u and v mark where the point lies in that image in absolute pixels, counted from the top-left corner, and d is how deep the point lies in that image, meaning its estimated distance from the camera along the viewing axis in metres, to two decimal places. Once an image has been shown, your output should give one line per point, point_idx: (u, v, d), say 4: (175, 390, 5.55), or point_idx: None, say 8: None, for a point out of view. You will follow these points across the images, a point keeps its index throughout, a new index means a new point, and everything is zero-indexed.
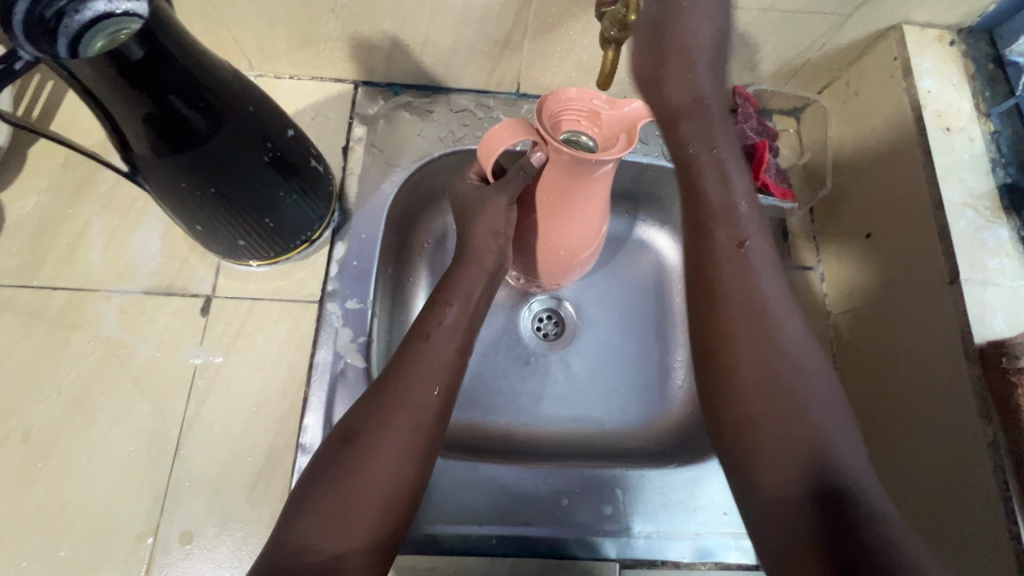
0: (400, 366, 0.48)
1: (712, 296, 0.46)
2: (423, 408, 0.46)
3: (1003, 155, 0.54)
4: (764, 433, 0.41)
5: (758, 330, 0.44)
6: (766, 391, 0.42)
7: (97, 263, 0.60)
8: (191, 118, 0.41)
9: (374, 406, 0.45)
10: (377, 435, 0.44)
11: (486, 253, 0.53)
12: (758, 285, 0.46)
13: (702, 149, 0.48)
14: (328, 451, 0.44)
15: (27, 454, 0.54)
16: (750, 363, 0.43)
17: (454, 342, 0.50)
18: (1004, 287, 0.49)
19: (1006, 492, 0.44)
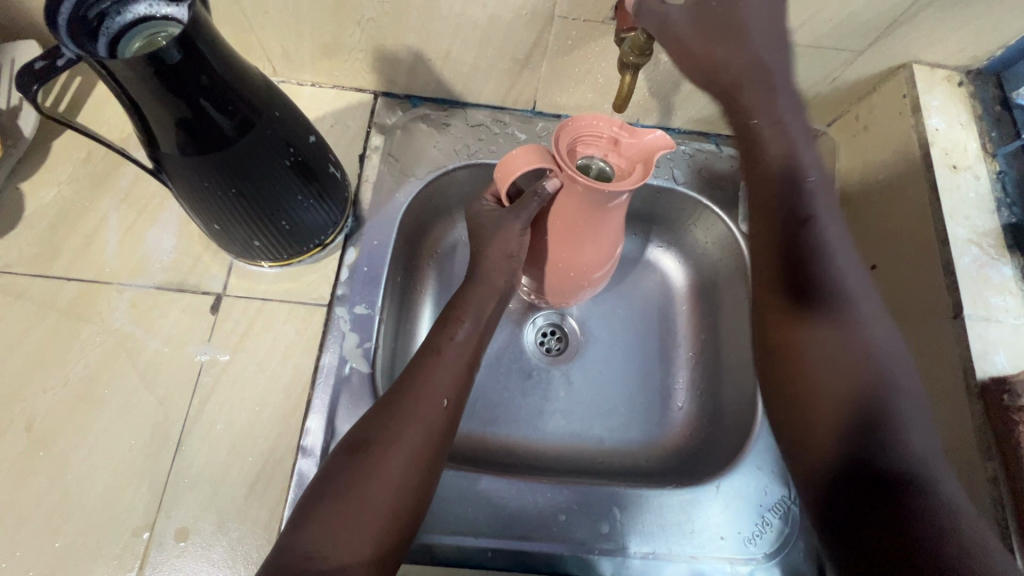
0: (411, 378, 0.48)
1: (780, 269, 0.47)
2: (433, 420, 0.46)
3: (1008, 196, 0.55)
4: (817, 401, 0.43)
5: (829, 332, 0.45)
6: (830, 365, 0.44)
7: (111, 256, 0.61)
8: (219, 120, 0.42)
9: (383, 416, 0.46)
10: (385, 443, 0.44)
11: (497, 274, 0.53)
12: (834, 256, 0.47)
13: (767, 122, 0.47)
14: (334, 461, 0.45)
15: (29, 442, 0.54)
16: (822, 350, 0.44)
17: (465, 354, 0.51)
18: (1007, 324, 0.50)
19: (1005, 529, 0.44)
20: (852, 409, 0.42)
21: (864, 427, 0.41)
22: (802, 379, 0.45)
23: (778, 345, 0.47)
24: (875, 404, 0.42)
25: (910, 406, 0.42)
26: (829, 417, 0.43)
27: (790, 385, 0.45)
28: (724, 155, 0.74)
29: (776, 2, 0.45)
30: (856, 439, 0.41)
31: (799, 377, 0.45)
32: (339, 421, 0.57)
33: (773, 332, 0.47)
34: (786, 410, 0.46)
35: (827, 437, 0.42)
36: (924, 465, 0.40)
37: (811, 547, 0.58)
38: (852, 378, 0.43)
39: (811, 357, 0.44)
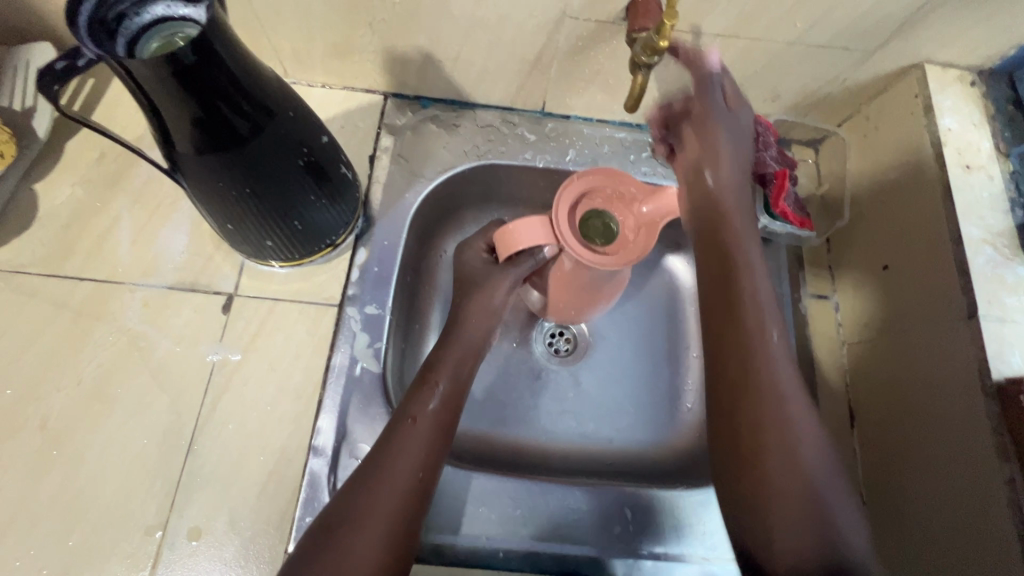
0: (385, 444, 0.48)
1: (733, 344, 0.48)
2: (408, 490, 0.46)
3: (1022, 195, 0.55)
4: (772, 493, 0.43)
5: (775, 421, 0.45)
6: (778, 444, 0.44)
7: (124, 256, 0.61)
8: (235, 121, 0.42)
9: (356, 490, 0.46)
10: (359, 521, 0.44)
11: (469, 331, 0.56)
12: (771, 332, 0.48)
13: (727, 225, 0.52)
14: (308, 541, 0.44)
15: (42, 441, 0.54)
16: (771, 427, 0.45)
17: (435, 415, 0.51)
18: (1022, 324, 0.50)
19: (1022, 530, 0.44)
20: (804, 509, 0.42)
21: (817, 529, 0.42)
22: (753, 467, 0.44)
23: (742, 421, 0.46)
24: (821, 495, 0.43)
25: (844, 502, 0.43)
26: (787, 511, 0.42)
27: (748, 481, 0.45)
28: None
29: (742, 148, 0.55)
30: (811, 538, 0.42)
31: (762, 454, 0.44)
32: (350, 420, 0.57)
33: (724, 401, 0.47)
34: (743, 485, 0.45)
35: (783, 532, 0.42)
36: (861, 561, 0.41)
37: None
38: (799, 469, 0.44)
39: (760, 416, 0.45)
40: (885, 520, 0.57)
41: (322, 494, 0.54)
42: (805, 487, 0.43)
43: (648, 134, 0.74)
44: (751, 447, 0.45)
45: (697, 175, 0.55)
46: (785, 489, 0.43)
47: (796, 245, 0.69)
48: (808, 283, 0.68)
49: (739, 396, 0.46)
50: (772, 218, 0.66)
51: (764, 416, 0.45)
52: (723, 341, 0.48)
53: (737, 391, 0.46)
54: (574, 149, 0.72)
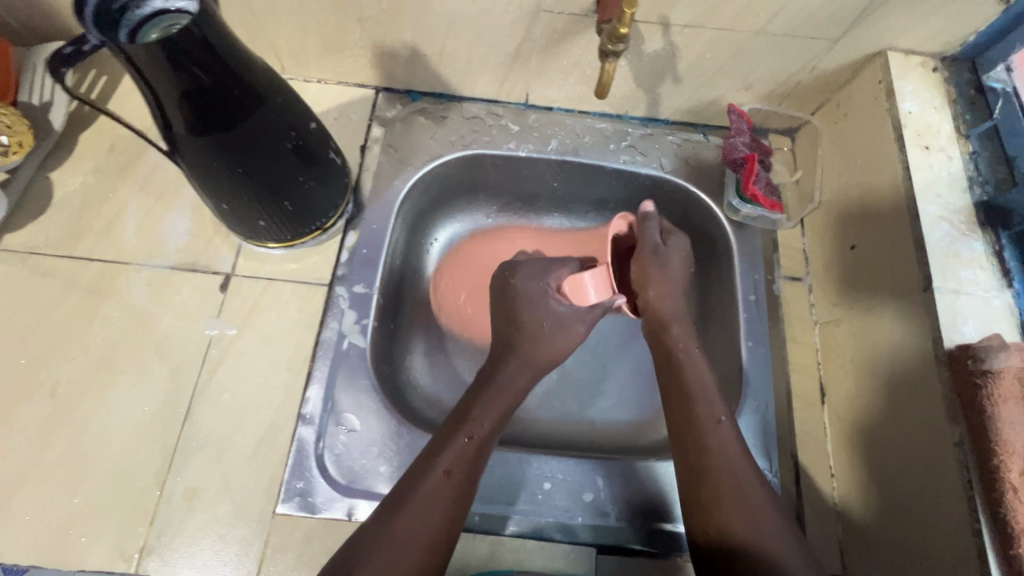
0: (411, 490, 0.48)
1: (702, 475, 0.51)
2: (446, 500, 0.48)
3: (980, 174, 0.57)
4: (738, 529, 0.48)
5: (726, 474, 0.51)
6: (755, 550, 0.47)
7: (130, 238, 0.66)
8: (226, 105, 0.46)
9: (371, 536, 0.46)
10: (394, 534, 0.45)
11: (513, 373, 0.57)
12: (733, 459, 0.52)
13: (680, 338, 0.60)
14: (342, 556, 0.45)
15: (52, 407, 0.58)
16: (743, 541, 0.47)
17: (467, 469, 0.50)
18: (976, 296, 0.51)
19: (970, 489, 0.46)
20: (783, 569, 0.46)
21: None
22: (707, 496, 0.50)
23: (698, 491, 0.51)
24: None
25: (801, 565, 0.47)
26: (759, 553, 0.47)
27: (718, 526, 0.49)
28: (712, 144, 0.76)
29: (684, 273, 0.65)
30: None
31: (716, 514, 0.49)
32: (337, 391, 0.60)
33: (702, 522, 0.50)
34: None
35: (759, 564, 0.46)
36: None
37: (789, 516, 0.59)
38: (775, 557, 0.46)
39: (735, 536, 0.48)
40: (853, 492, 0.59)
41: (310, 459, 0.58)
42: (761, 542, 0.47)
43: (628, 125, 0.77)
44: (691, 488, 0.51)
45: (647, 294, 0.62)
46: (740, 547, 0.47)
47: (770, 230, 0.72)
48: (782, 265, 0.71)
49: (694, 472, 0.52)
50: (744, 201, 0.70)
51: (720, 487, 0.50)
52: (682, 440, 0.54)
53: (692, 470, 0.52)
54: (556, 138, 0.75)
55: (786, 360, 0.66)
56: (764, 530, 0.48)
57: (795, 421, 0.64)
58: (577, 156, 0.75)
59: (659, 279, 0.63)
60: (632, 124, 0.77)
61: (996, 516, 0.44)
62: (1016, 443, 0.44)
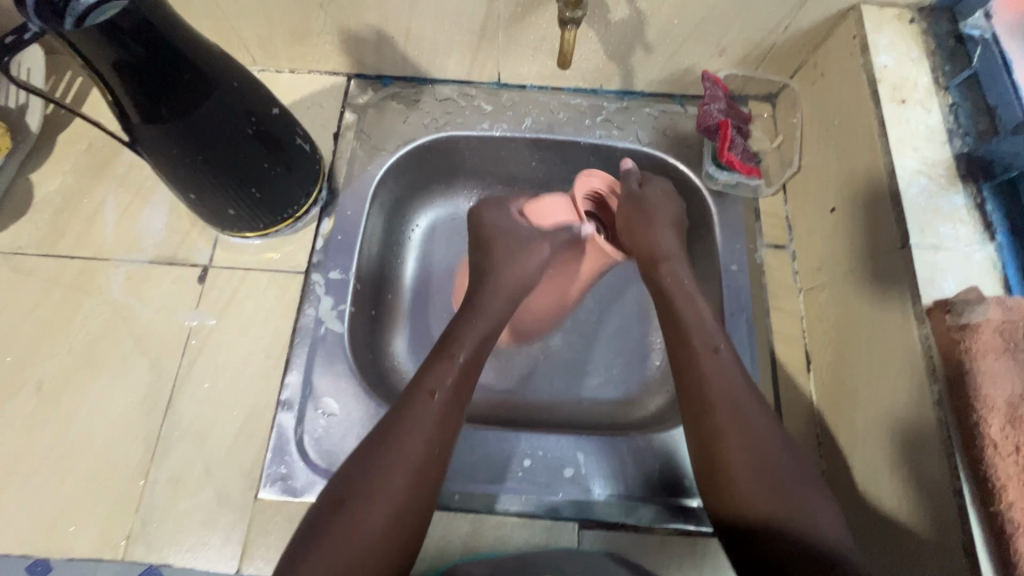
0: (394, 417, 0.47)
1: (704, 408, 0.48)
2: (426, 420, 0.47)
3: (961, 126, 0.55)
4: (739, 458, 0.46)
5: (732, 409, 0.48)
6: (757, 475, 0.45)
7: (109, 235, 0.66)
8: (177, 89, 0.46)
9: (358, 467, 0.45)
10: (375, 466, 0.44)
11: (492, 302, 0.56)
12: (734, 384, 0.49)
13: (669, 273, 0.57)
14: (319, 511, 0.44)
15: (37, 403, 0.59)
16: (746, 469, 0.45)
17: (451, 388, 0.49)
18: (956, 251, 0.50)
19: (951, 447, 0.44)
20: (786, 496, 0.44)
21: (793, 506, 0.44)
22: (709, 430, 0.48)
23: (699, 425, 0.48)
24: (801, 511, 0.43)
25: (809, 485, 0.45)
26: (760, 480, 0.45)
27: (719, 456, 0.46)
28: (689, 114, 0.75)
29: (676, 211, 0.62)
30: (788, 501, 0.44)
31: (716, 444, 0.47)
32: (315, 377, 0.60)
33: (704, 457, 0.47)
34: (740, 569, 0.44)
35: (761, 497, 0.44)
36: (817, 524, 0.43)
37: None
38: (778, 480, 0.45)
39: (737, 470, 0.45)
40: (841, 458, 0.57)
41: (290, 444, 0.58)
42: (768, 470, 0.45)
43: (603, 99, 0.76)
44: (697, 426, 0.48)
45: (630, 227, 0.61)
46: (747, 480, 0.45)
47: (752, 198, 0.70)
48: (764, 233, 0.70)
49: (698, 406, 0.49)
50: (720, 168, 0.69)
51: (723, 426, 0.47)
52: (682, 377, 0.51)
53: (698, 407, 0.49)
54: (531, 116, 0.74)
55: (769, 329, 0.65)
56: (772, 463, 0.45)
57: (779, 390, 0.63)
58: (553, 132, 0.73)
59: (643, 206, 0.61)
60: (607, 98, 0.76)
61: (976, 472, 0.42)
62: (996, 398, 0.42)
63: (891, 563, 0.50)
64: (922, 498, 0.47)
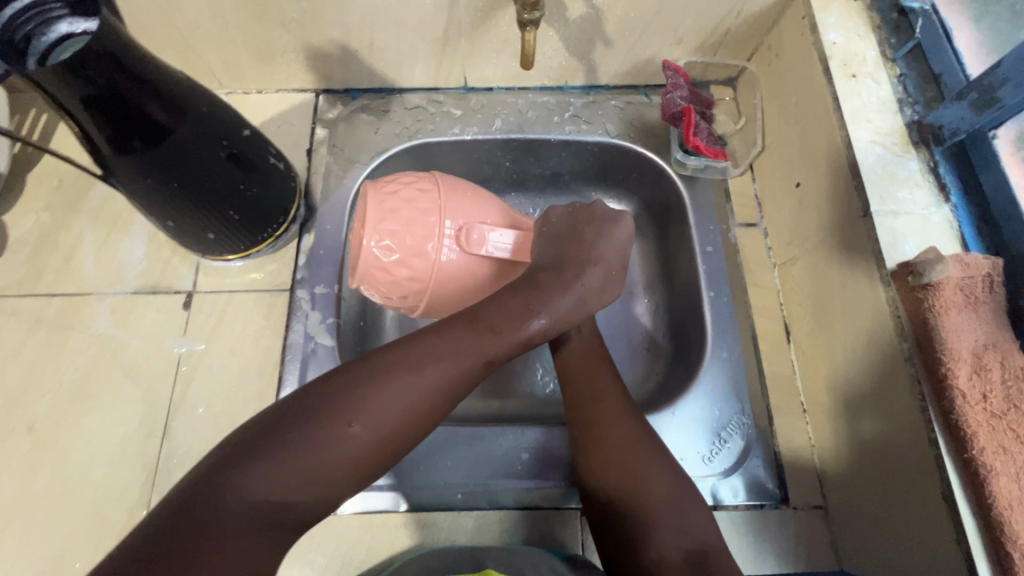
0: (434, 350, 0.45)
1: (593, 406, 0.54)
2: (462, 368, 0.45)
3: (910, 96, 0.57)
4: (604, 443, 0.52)
5: (613, 420, 0.53)
6: (612, 458, 0.51)
7: (90, 269, 0.66)
8: (145, 118, 0.46)
9: (380, 379, 0.43)
10: (394, 379, 0.43)
11: (572, 294, 0.52)
12: (607, 390, 0.55)
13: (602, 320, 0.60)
14: (327, 402, 0.42)
15: (30, 443, 0.59)
16: (610, 450, 0.51)
17: (494, 362, 0.47)
18: (915, 215, 0.52)
19: (923, 401, 0.46)
20: (633, 474, 0.50)
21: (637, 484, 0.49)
22: (586, 421, 0.53)
23: (579, 417, 0.54)
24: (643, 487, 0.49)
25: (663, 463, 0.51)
26: (619, 460, 0.51)
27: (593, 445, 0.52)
28: (655, 103, 0.76)
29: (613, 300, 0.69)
30: (632, 477, 0.50)
31: (592, 434, 0.53)
32: None
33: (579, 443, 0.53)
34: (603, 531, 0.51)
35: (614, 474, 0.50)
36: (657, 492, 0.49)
37: (766, 453, 0.61)
38: (634, 460, 0.50)
39: (607, 451, 0.51)
40: (827, 422, 0.60)
41: None
42: (625, 454, 0.51)
43: (570, 95, 0.77)
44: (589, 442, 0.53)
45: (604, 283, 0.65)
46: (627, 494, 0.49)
47: (721, 179, 0.73)
48: (736, 213, 0.72)
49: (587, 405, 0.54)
50: (688, 154, 0.70)
51: (608, 446, 0.51)
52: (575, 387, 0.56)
53: (584, 405, 0.54)
54: (500, 117, 0.75)
55: (748, 305, 0.67)
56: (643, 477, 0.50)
57: (763, 363, 0.65)
58: (523, 132, 0.74)
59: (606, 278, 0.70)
60: (574, 93, 0.77)
61: (948, 422, 0.45)
62: (961, 350, 0.45)
63: (874, 517, 0.53)
64: (901, 454, 0.49)
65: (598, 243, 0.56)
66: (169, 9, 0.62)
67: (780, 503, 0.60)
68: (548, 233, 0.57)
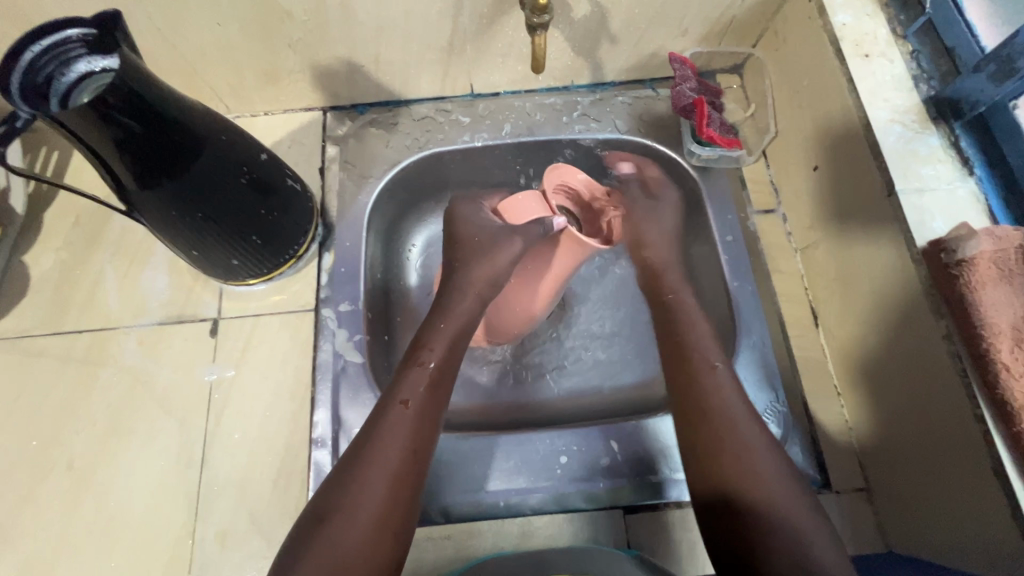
0: (372, 429, 0.48)
1: (693, 396, 0.52)
2: (401, 420, 0.48)
3: (925, 71, 0.57)
4: (711, 438, 0.49)
5: (722, 421, 0.50)
6: (725, 449, 0.48)
7: (114, 303, 0.66)
8: (169, 153, 0.46)
9: (337, 481, 0.45)
10: (357, 464, 0.46)
11: (461, 302, 0.58)
12: (718, 383, 0.52)
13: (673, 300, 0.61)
14: (301, 530, 0.44)
15: (71, 481, 0.59)
16: (719, 437, 0.49)
17: (422, 397, 0.50)
18: (940, 190, 0.52)
19: (965, 378, 0.46)
20: (743, 464, 0.47)
21: (749, 474, 0.46)
22: (691, 410, 0.51)
23: (685, 406, 0.52)
24: (753, 489, 0.46)
25: (771, 454, 0.48)
26: (735, 456, 0.48)
27: (704, 446, 0.49)
28: (662, 96, 0.76)
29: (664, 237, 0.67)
30: (745, 471, 0.46)
31: (697, 422, 0.50)
32: (344, 411, 0.61)
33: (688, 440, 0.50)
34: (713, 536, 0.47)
35: (719, 468, 0.47)
36: (773, 489, 0.45)
37: (804, 438, 0.61)
38: (745, 453, 0.47)
39: (717, 441, 0.49)
40: (863, 403, 0.60)
41: None
42: (743, 449, 0.48)
43: (576, 94, 0.77)
44: (692, 441, 0.50)
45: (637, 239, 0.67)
46: (753, 488, 0.46)
47: (735, 168, 0.72)
48: (753, 201, 0.72)
49: (692, 398, 0.52)
50: (701, 145, 0.70)
51: (711, 441, 0.49)
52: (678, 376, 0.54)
53: (689, 402, 0.52)
54: (509, 122, 0.75)
55: (773, 292, 0.67)
56: (763, 468, 0.47)
57: (793, 349, 0.65)
58: (533, 134, 0.74)
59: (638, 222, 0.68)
60: (580, 92, 0.77)
61: (993, 398, 0.44)
62: (1001, 325, 0.44)
63: (922, 496, 0.53)
64: (947, 433, 0.49)
65: (469, 242, 0.63)
66: (175, 38, 0.62)
67: (822, 488, 0.59)
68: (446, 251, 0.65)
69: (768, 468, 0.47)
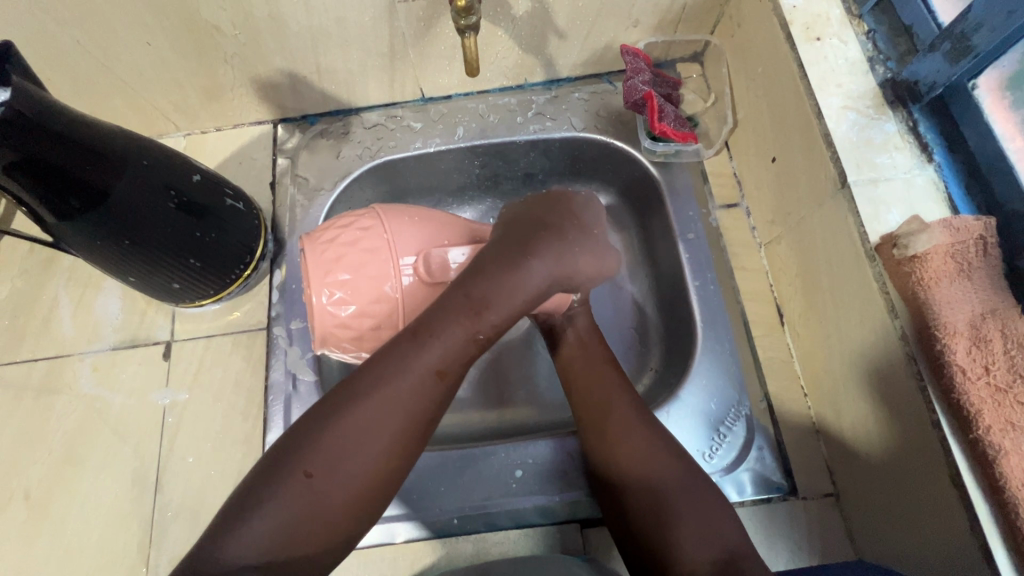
0: (388, 383, 0.39)
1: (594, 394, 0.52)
2: (421, 395, 0.40)
3: (881, 52, 0.54)
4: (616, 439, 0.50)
5: (624, 417, 0.50)
6: (626, 450, 0.49)
7: (68, 330, 0.66)
8: (80, 182, 0.45)
9: (336, 429, 0.38)
10: (361, 422, 0.38)
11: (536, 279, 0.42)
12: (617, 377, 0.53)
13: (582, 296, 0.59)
14: (280, 470, 0.38)
15: (28, 511, 0.59)
16: (623, 442, 0.49)
17: (460, 372, 0.41)
18: (897, 179, 0.48)
19: (921, 382, 0.43)
20: (644, 462, 0.48)
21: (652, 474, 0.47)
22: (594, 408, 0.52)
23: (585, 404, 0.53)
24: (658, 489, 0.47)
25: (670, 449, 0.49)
26: (637, 457, 0.48)
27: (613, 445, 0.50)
28: (619, 90, 0.73)
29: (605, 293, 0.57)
30: (646, 473, 0.48)
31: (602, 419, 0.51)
32: None
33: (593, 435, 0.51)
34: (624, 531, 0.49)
35: (628, 467, 0.48)
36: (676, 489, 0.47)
37: (771, 442, 0.59)
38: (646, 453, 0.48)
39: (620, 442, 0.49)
40: (828, 405, 0.57)
41: None
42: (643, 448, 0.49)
43: (531, 92, 0.74)
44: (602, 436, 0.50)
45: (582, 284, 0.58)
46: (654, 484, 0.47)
47: (697, 162, 0.69)
48: (715, 195, 0.69)
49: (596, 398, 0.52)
50: (656, 141, 0.68)
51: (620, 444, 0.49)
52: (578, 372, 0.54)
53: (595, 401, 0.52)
54: (462, 125, 0.72)
55: (737, 291, 0.65)
56: (656, 465, 0.48)
57: (758, 350, 0.63)
58: (487, 137, 0.71)
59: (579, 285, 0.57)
60: (535, 90, 0.75)
61: (949, 400, 0.42)
62: (957, 322, 0.41)
63: (887, 504, 0.50)
64: (908, 440, 0.46)
65: (586, 234, 0.47)
66: (107, 60, 0.61)
67: (788, 495, 0.57)
68: (540, 204, 0.48)
69: (667, 462, 0.48)
